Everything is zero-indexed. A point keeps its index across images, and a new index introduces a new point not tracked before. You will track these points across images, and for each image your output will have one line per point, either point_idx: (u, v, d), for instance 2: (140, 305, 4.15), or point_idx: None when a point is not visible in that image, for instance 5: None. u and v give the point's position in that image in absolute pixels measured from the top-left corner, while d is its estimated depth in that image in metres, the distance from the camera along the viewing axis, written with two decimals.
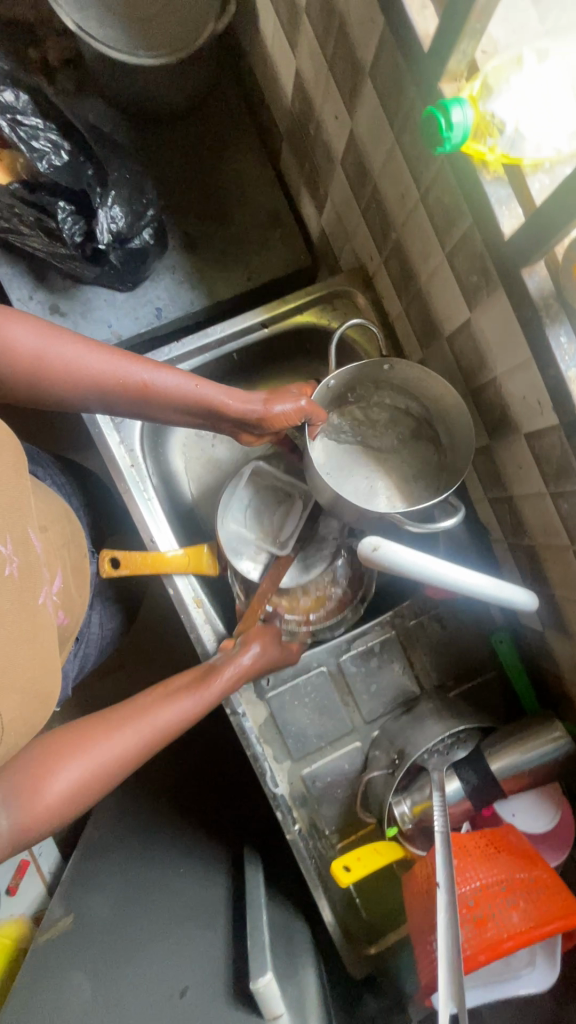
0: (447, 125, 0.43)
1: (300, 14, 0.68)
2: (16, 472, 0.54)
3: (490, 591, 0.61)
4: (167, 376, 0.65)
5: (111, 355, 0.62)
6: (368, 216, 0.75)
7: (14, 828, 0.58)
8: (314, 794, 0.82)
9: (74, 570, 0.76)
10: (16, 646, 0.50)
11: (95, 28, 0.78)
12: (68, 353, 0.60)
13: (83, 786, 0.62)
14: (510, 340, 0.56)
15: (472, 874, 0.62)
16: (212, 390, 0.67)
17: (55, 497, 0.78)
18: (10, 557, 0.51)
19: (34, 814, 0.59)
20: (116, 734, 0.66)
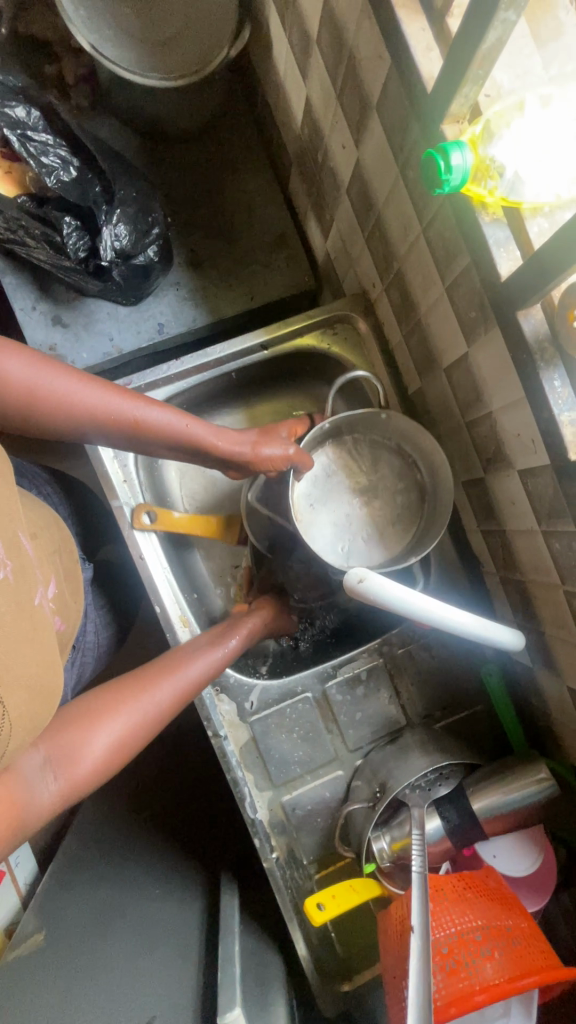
0: (446, 167, 0.43)
1: (311, 45, 0.68)
2: (5, 481, 0.53)
3: (473, 628, 0.61)
4: (157, 413, 0.68)
5: (101, 392, 0.64)
6: (372, 245, 0.75)
7: (60, 793, 0.58)
8: (293, 822, 0.81)
9: (67, 575, 0.74)
10: (17, 645, 0.49)
11: (109, 49, 0.79)
12: (62, 386, 0.61)
13: (119, 748, 0.64)
14: (506, 377, 0.56)
15: (448, 920, 0.60)
16: (201, 431, 0.71)
17: (44, 505, 0.77)
18: (2, 561, 0.49)
19: (77, 777, 0.60)
20: (146, 697, 0.68)
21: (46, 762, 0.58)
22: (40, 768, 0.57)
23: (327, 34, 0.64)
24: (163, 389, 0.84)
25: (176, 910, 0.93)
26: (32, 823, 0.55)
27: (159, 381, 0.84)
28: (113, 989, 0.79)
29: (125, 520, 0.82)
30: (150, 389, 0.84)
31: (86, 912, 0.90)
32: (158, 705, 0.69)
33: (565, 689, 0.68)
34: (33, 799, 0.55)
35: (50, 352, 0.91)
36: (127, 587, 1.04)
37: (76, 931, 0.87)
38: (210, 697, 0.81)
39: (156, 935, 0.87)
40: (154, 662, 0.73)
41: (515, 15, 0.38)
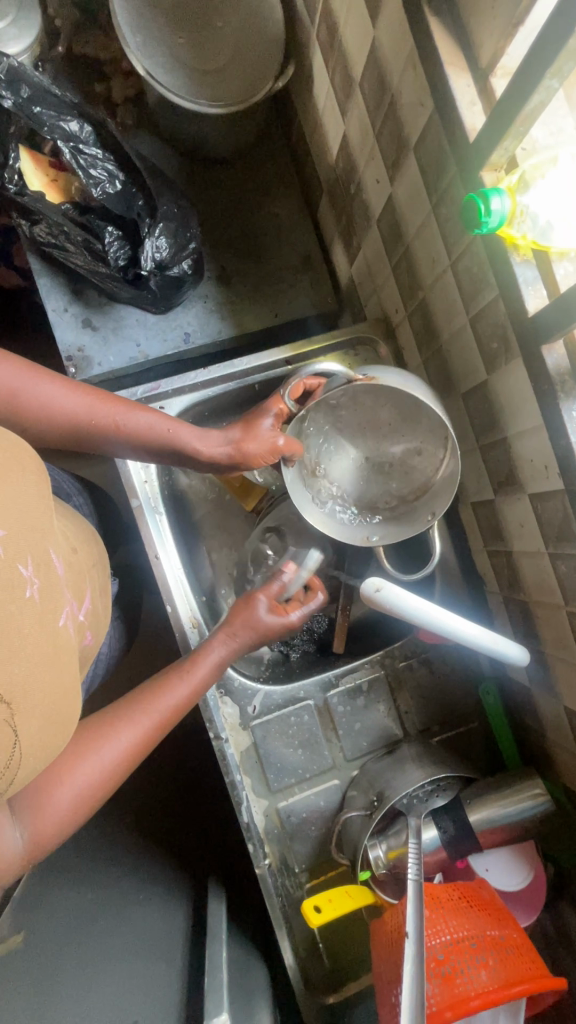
0: (486, 211, 0.48)
1: (354, 87, 0.73)
2: (40, 497, 0.55)
3: (484, 643, 0.64)
4: (139, 416, 0.70)
5: (82, 396, 0.67)
6: (398, 273, 0.80)
7: (25, 847, 0.53)
8: (288, 829, 0.82)
9: (101, 590, 0.75)
10: (37, 667, 0.48)
11: (161, 74, 0.83)
12: (38, 389, 0.63)
13: (78, 803, 0.59)
14: (524, 405, 0.59)
15: (443, 927, 0.62)
16: (186, 434, 0.73)
17: (81, 520, 0.79)
18: (31, 578, 0.50)
19: (42, 831, 0.55)
20: (116, 738, 0.63)
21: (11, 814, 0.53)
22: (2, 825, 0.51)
23: (370, 79, 0.69)
24: (189, 396, 0.87)
25: (161, 914, 0.92)
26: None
27: (185, 387, 0.87)
28: (96, 978, 0.79)
29: (144, 522, 0.84)
30: (176, 394, 0.87)
31: (70, 909, 0.89)
32: (129, 746, 0.63)
33: (562, 709, 0.70)
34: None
35: (78, 353, 0.94)
36: (132, 586, 1.05)
37: (62, 928, 0.86)
38: (213, 698, 0.82)
39: (139, 940, 0.86)
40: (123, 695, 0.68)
41: (558, 83, 0.42)
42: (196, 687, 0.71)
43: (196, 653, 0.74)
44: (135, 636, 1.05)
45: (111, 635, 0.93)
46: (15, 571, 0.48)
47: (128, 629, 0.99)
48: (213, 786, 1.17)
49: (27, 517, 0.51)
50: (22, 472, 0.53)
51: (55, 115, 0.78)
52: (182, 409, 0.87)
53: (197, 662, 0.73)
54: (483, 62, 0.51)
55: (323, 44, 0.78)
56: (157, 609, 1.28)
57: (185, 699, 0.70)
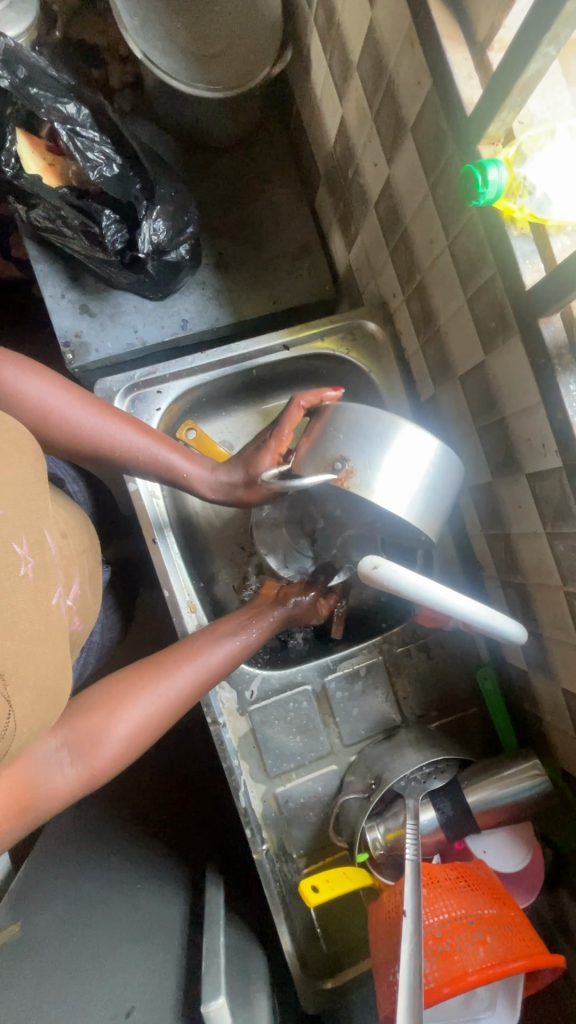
0: (483, 182, 0.48)
1: (351, 70, 0.73)
2: (37, 478, 0.55)
3: (482, 619, 0.64)
4: (162, 452, 0.74)
5: (96, 410, 0.69)
6: (396, 258, 0.80)
7: (75, 778, 0.62)
8: (285, 815, 0.81)
9: (91, 576, 0.74)
10: (30, 645, 0.48)
11: (160, 59, 0.83)
12: (63, 402, 0.67)
13: (139, 733, 0.68)
14: (522, 383, 0.59)
15: (442, 906, 0.61)
16: (182, 462, 0.75)
17: (74, 506, 0.79)
18: (25, 558, 0.49)
19: (94, 762, 0.64)
20: (161, 685, 0.70)
21: (63, 746, 0.62)
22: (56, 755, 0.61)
23: (367, 61, 0.69)
24: (187, 381, 0.87)
25: (158, 901, 0.92)
26: (49, 800, 0.59)
27: (183, 372, 0.87)
28: (92, 962, 0.79)
29: (142, 507, 0.84)
30: (174, 380, 0.86)
31: (67, 896, 0.89)
32: (172, 693, 0.70)
33: (560, 690, 0.70)
34: (46, 778, 0.60)
35: (75, 339, 0.93)
36: (129, 574, 1.05)
37: (58, 915, 0.86)
38: None
39: (136, 926, 0.86)
40: (175, 645, 0.75)
41: (554, 51, 0.42)
42: (241, 648, 0.76)
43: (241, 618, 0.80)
44: (132, 624, 1.05)
45: (105, 622, 0.92)
46: (10, 549, 0.48)
47: (125, 616, 0.99)
48: (210, 776, 1.17)
49: (22, 496, 0.51)
50: (20, 452, 0.53)
51: (53, 98, 0.78)
52: (179, 394, 0.87)
53: (242, 626, 0.78)
54: (480, 37, 0.51)
55: (320, 29, 0.79)
56: (154, 599, 1.27)
57: (237, 652, 0.75)
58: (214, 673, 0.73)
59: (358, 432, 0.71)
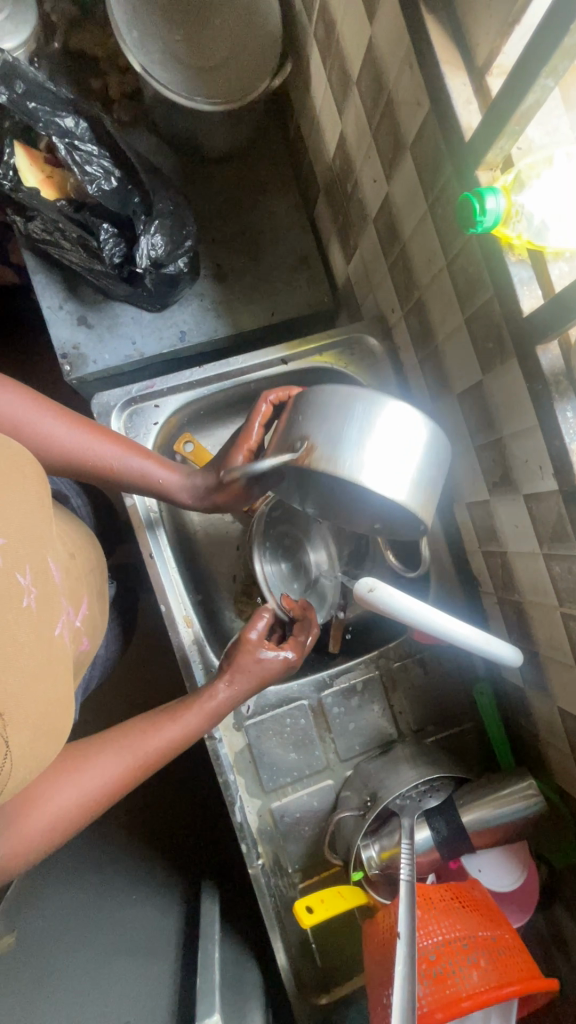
0: (481, 210, 0.47)
1: (350, 86, 0.73)
2: (40, 504, 0.55)
3: (478, 644, 0.65)
4: (131, 459, 0.72)
5: (74, 428, 0.68)
6: (394, 272, 0.79)
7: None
8: (281, 830, 0.81)
9: (98, 595, 0.74)
10: (31, 678, 0.48)
11: (158, 71, 0.83)
12: (40, 425, 0.65)
13: (65, 825, 0.59)
14: (520, 406, 0.59)
15: (435, 928, 0.62)
16: (159, 470, 0.74)
17: (79, 523, 0.78)
18: (28, 587, 0.49)
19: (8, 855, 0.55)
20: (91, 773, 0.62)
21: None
22: None
23: (366, 78, 0.68)
24: (184, 395, 0.87)
25: (154, 913, 0.92)
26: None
27: (181, 386, 0.86)
28: (86, 978, 0.79)
29: (139, 520, 0.84)
30: (171, 393, 0.86)
31: (63, 908, 0.89)
32: (104, 782, 0.63)
33: (556, 710, 0.70)
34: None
35: (73, 350, 0.93)
36: (127, 584, 1.05)
37: (53, 928, 0.86)
38: None
39: (130, 940, 0.85)
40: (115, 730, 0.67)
41: (553, 82, 0.42)
42: (189, 730, 0.68)
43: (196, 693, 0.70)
44: (131, 635, 1.05)
45: (107, 636, 0.92)
46: (13, 579, 0.47)
47: (123, 627, 0.99)
48: (207, 786, 1.17)
49: (26, 524, 0.51)
50: (23, 477, 0.53)
51: (50, 111, 0.78)
52: (177, 408, 0.87)
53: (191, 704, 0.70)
54: (479, 61, 0.51)
55: (320, 42, 0.78)
56: (152, 607, 1.27)
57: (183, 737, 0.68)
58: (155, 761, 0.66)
59: (329, 418, 0.64)
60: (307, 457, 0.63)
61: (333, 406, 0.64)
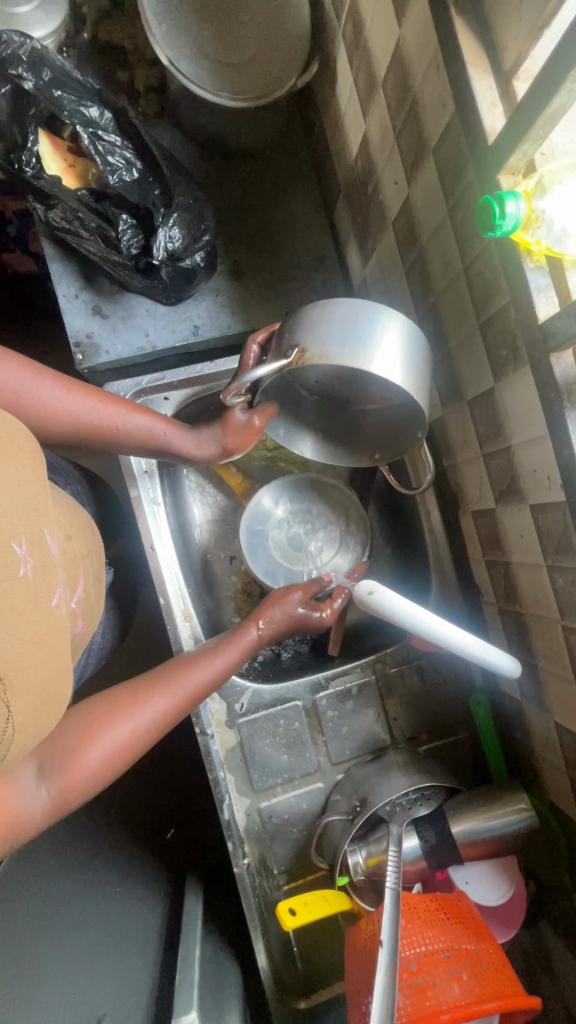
0: (500, 214, 0.47)
1: (376, 87, 0.73)
2: (36, 478, 0.55)
3: (475, 652, 0.64)
4: (137, 416, 0.72)
5: (83, 396, 0.68)
6: (411, 276, 0.79)
7: (48, 807, 0.58)
8: (268, 830, 0.81)
9: (95, 580, 0.74)
10: (31, 647, 0.47)
11: (185, 65, 0.83)
12: (49, 391, 0.65)
13: (111, 764, 0.62)
14: (530, 414, 0.59)
15: (418, 938, 0.61)
16: (179, 440, 0.75)
17: (78, 505, 0.78)
18: (25, 557, 0.49)
19: (68, 791, 0.59)
20: (130, 716, 0.64)
21: (41, 770, 0.59)
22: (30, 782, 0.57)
23: (393, 79, 0.68)
24: (194, 389, 0.87)
25: (137, 907, 0.92)
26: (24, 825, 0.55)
27: (191, 380, 0.86)
28: (65, 968, 0.78)
29: (142, 510, 0.83)
30: (181, 387, 0.86)
31: (46, 896, 0.88)
32: (145, 723, 0.65)
33: (552, 724, 0.69)
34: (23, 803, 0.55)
35: (86, 339, 0.93)
36: (128, 576, 1.05)
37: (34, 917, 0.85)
38: None
39: (113, 930, 0.85)
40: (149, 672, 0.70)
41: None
42: (220, 668, 0.71)
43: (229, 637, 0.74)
44: (130, 628, 1.04)
45: (104, 627, 0.92)
46: (9, 549, 0.47)
47: (121, 619, 0.99)
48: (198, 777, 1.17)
49: (23, 494, 0.51)
50: (23, 457, 0.53)
51: (76, 101, 0.78)
52: (186, 401, 0.87)
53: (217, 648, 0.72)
54: (507, 66, 0.51)
55: (348, 43, 0.78)
56: (152, 601, 1.27)
57: (212, 679, 0.70)
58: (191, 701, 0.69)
59: (318, 326, 0.66)
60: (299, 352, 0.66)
61: (318, 316, 0.66)
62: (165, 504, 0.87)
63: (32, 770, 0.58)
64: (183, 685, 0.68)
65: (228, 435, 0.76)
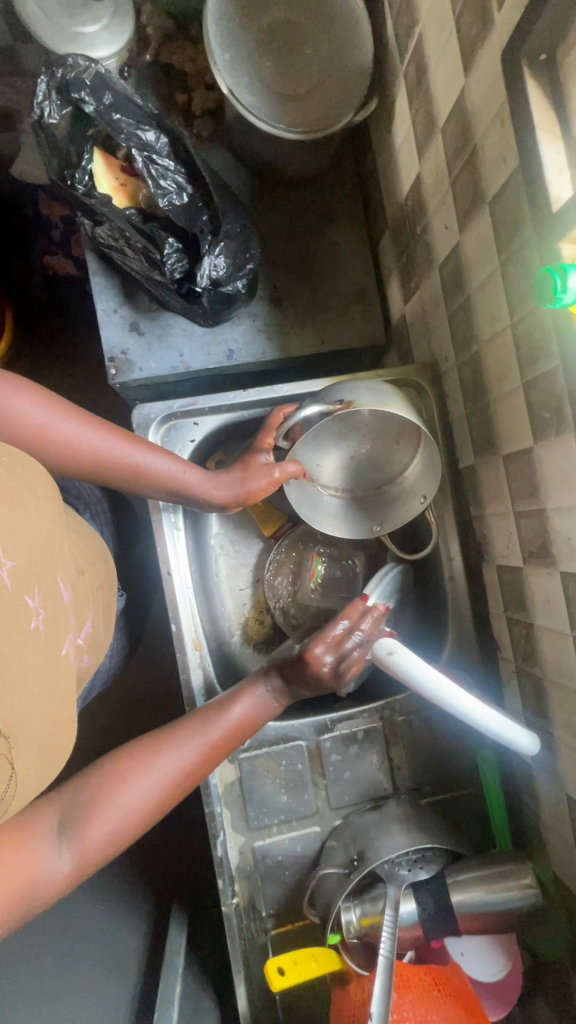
0: (562, 286, 0.46)
1: (435, 131, 0.72)
2: (52, 522, 0.54)
3: (495, 728, 0.64)
4: (159, 460, 0.72)
5: (108, 436, 0.68)
6: (454, 321, 0.78)
7: (70, 869, 0.53)
8: (260, 871, 0.79)
9: (104, 610, 0.73)
10: (37, 702, 0.47)
11: (244, 95, 0.83)
12: (73, 426, 0.65)
13: (135, 821, 0.58)
14: (570, 481, 0.57)
15: (408, 1013, 0.60)
16: (197, 479, 0.75)
17: (91, 534, 0.77)
18: (36, 609, 0.48)
19: (90, 849, 0.55)
20: (155, 768, 0.60)
21: (60, 828, 0.54)
22: (53, 838, 0.53)
23: (453, 127, 0.67)
24: (224, 414, 0.86)
25: None
26: (39, 899, 0.51)
27: (222, 405, 0.85)
28: None
29: (161, 531, 0.83)
30: (212, 412, 0.85)
31: None
32: (171, 775, 0.61)
33: (564, 796, 0.67)
34: (43, 871, 0.51)
35: (121, 355, 0.93)
36: (141, 593, 1.04)
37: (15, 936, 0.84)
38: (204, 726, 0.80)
39: None
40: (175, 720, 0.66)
41: None
42: (247, 717, 0.67)
43: (245, 683, 0.70)
44: (138, 645, 1.04)
45: (114, 647, 0.91)
46: (22, 601, 0.46)
47: (130, 638, 0.98)
48: (197, 790, 1.15)
49: (37, 540, 0.50)
50: (37, 497, 0.52)
51: (134, 123, 0.79)
52: (215, 426, 0.86)
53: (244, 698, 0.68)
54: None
55: (409, 84, 0.77)
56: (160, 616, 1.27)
57: (238, 728, 0.66)
58: (216, 753, 0.65)
59: (358, 391, 0.76)
60: (348, 402, 0.74)
61: (356, 385, 0.76)
62: (184, 528, 0.86)
63: (53, 826, 0.53)
64: (208, 735, 0.64)
65: (247, 481, 0.76)
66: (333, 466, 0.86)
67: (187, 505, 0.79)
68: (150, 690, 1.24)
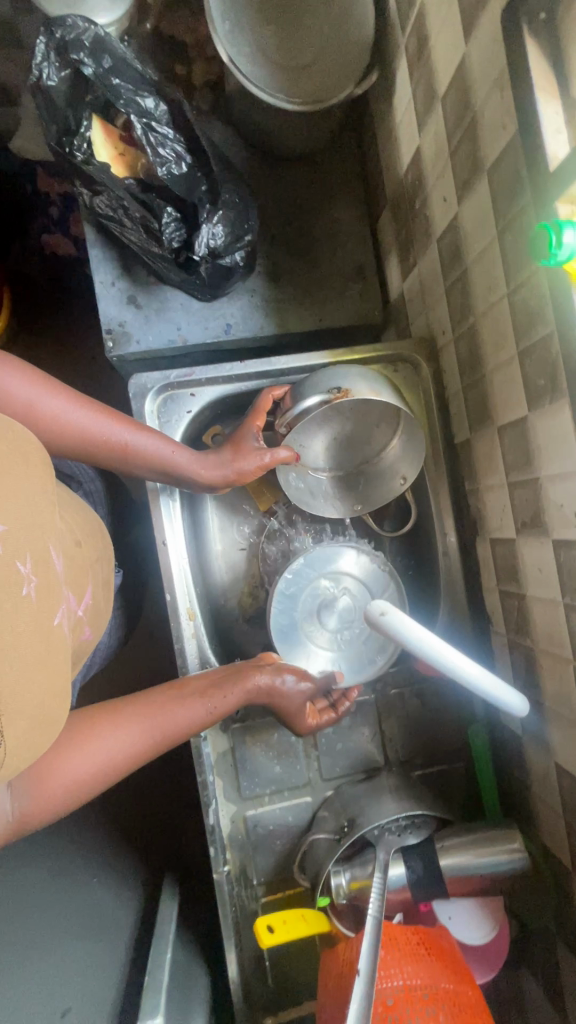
0: (557, 242, 0.46)
1: (435, 102, 0.72)
2: (42, 491, 0.54)
3: (488, 686, 0.63)
4: (147, 438, 0.72)
5: (94, 414, 0.68)
6: (451, 294, 0.78)
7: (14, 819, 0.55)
8: (252, 840, 0.80)
9: (103, 583, 0.74)
10: (29, 669, 0.47)
11: (244, 64, 0.83)
12: (60, 404, 0.65)
13: (88, 782, 0.61)
14: (563, 447, 0.58)
15: (396, 972, 0.61)
16: (186, 459, 0.75)
17: (90, 511, 0.77)
18: (28, 575, 0.48)
19: (41, 803, 0.58)
20: (114, 737, 0.64)
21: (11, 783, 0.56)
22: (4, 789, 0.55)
23: (453, 96, 0.67)
24: (221, 388, 0.86)
25: None
26: None
27: (219, 378, 0.85)
28: None
29: (156, 501, 0.83)
30: (209, 384, 0.86)
31: None
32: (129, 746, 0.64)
33: (552, 764, 0.68)
34: None
35: (118, 328, 0.93)
36: (137, 570, 1.04)
37: None
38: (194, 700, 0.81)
39: None
40: (138, 694, 0.69)
41: None
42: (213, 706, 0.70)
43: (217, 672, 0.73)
44: (135, 621, 1.04)
45: (112, 620, 0.92)
46: (12, 567, 0.46)
47: (126, 612, 0.98)
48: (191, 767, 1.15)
49: (29, 511, 0.50)
50: (25, 459, 0.53)
51: (133, 91, 0.79)
52: (212, 399, 0.87)
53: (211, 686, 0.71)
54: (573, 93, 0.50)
55: (410, 55, 0.77)
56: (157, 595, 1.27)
57: (203, 714, 0.70)
58: (176, 732, 0.68)
59: (351, 377, 0.77)
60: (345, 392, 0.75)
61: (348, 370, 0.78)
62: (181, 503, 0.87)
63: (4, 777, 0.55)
64: (171, 715, 0.67)
65: (238, 463, 0.76)
66: (322, 448, 0.87)
67: (182, 487, 0.79)
68: (145, 669, 1.25)
